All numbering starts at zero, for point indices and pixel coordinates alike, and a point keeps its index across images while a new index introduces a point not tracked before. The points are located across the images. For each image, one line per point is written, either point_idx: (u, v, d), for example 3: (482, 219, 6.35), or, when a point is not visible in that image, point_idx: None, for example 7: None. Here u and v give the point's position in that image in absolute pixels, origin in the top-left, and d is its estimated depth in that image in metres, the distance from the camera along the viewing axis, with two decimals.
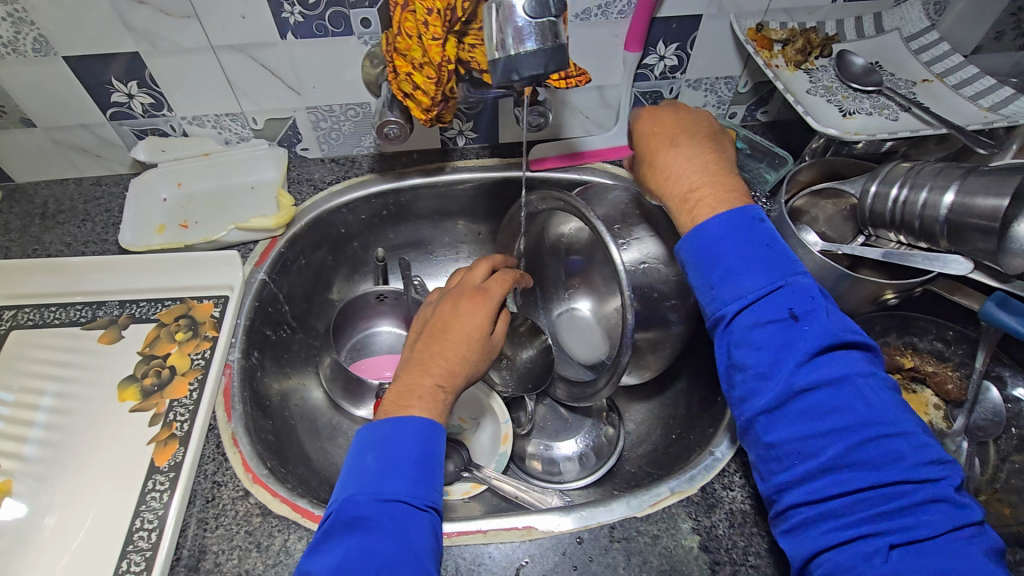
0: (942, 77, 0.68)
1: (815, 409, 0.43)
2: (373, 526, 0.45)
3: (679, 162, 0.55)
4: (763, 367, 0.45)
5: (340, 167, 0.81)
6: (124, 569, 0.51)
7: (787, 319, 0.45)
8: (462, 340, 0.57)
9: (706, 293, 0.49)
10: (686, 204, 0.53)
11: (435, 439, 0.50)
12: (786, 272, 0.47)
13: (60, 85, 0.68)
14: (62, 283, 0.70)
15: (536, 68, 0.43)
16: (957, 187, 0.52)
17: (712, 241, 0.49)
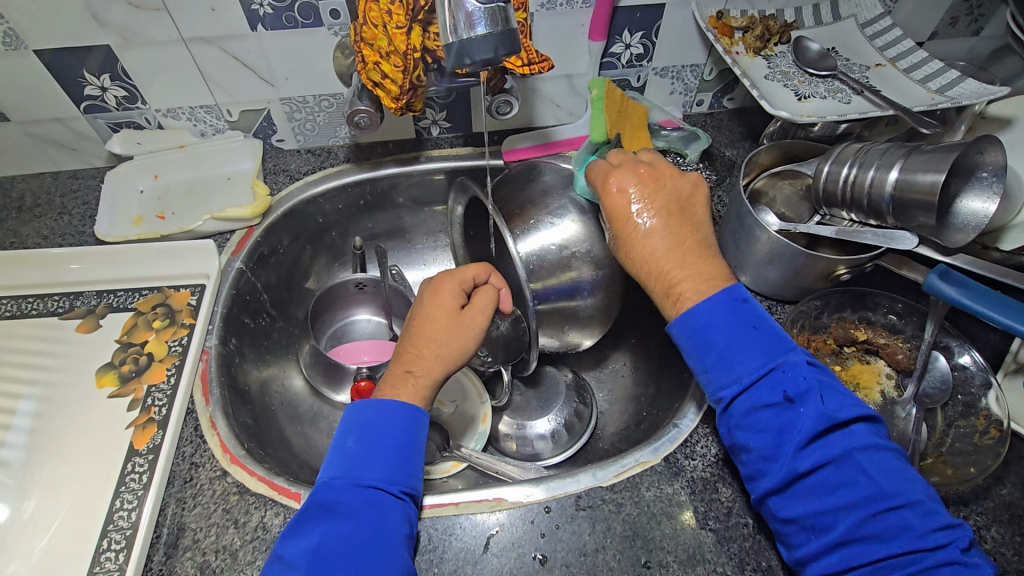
0: (894, 61, 0.70)
1: (821, 485, 0.45)
2: (348, 513, 0.47)
3: (652, 244, 0.54)
4: (767, 450, 0.46)
5: (316, 158, 0.82)
6: (105, 547, 0.52)
7: (784, 404, 0.46)
8: (447, 329, 0.59)
9: (703, 377, 0.51)
10: (667, 295, 0.53)
11: (418, 426, 0.53)
12: (778, 353, 0.48)
13: (32, 79, 0.68)
14: (39, 274, 0.71)
15: (487, 51, 0.45)
16: (901, 165, 0.55)
17: (703, 331, 0.50)
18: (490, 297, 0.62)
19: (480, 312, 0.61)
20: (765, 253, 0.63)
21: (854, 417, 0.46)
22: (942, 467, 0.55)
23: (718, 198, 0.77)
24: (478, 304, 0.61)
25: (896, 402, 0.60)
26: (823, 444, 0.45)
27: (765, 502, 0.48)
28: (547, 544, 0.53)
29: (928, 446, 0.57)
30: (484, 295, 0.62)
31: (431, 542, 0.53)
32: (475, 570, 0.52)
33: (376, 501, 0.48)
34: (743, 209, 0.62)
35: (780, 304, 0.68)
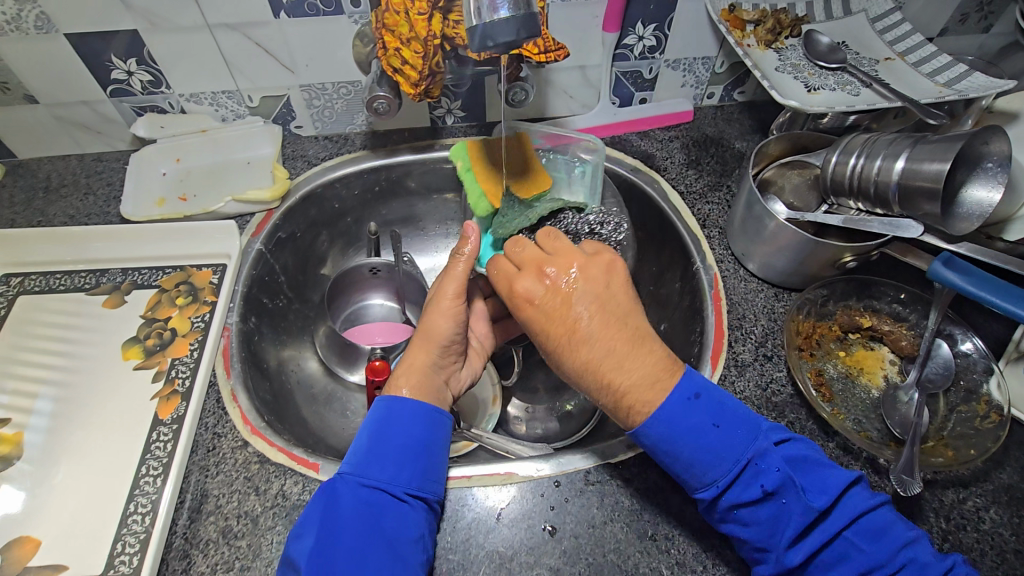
0: (903, 55, 0.71)
1: (817, 564, 0.45)
2: (350, 508, 0.49)
3: (589, 354, 0.50)
4: (761, 541, 0.46)
5: (333, 144, 0.84)
6: (132, 510, 0.54)
7: (766, 500, 0.46)
8: (428, 310, 0.63)
9: (680, 479, 0.49)
10: (618, 406, 0.49)
11: (428, 426, 0.55)
12: (746, 446, 0.47)
13: (61, 62, 0.70)
14: (66, 251, 0.73)
15: (509, 34, 0.47)
16: (907, 155, 0.57)
17: (666, 442, 0.47)
18: (461, 266, 0.64)
19: (451, 284, 0.63)
20: (772, 240, 0.64)
21: (836, 496, 0.46)
22: (943, 450, 0.57)
23: (727, 188, 0.79)
24: (449, 277, 0.63)
25: (900, 387, 0.62)
26: (810, 535, 0.45)
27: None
28: (556, 516, 0.55)
29: (930, 430, 0.58)
30: (457, 265, 0.64)
31: (444, 512, 0.55)
32: (486, 539, 0.54)
33: (380, 500, 0.50)
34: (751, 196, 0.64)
35: (787, 292, 0.69)
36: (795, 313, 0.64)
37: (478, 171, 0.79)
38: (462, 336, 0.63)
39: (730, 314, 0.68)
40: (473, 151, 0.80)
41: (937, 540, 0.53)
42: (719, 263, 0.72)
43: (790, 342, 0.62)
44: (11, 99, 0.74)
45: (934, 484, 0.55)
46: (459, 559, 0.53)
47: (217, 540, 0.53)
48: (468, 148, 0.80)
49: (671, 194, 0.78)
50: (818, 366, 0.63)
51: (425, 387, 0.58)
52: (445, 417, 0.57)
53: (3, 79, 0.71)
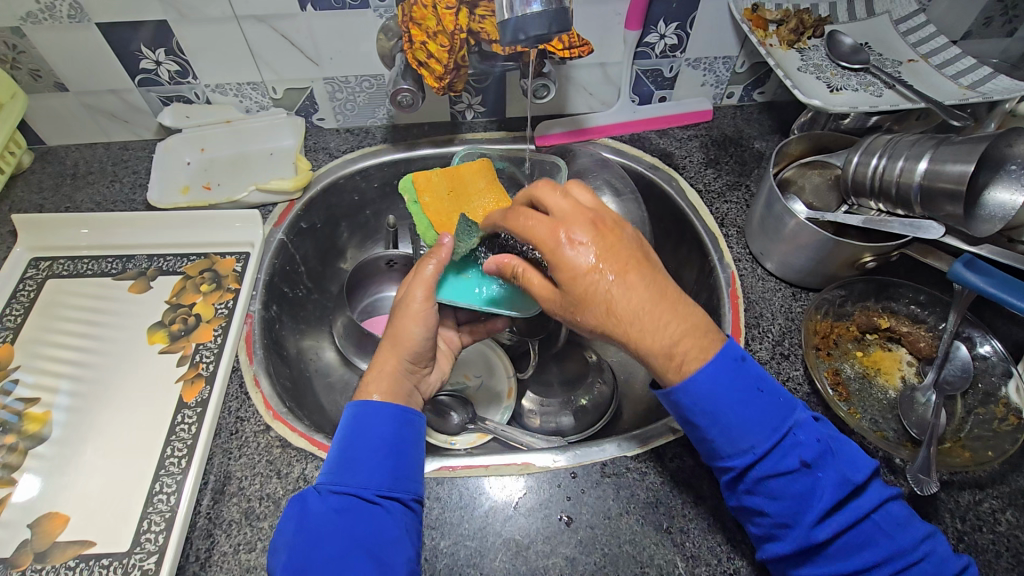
0: (926, 57, 0.71)
1: (841, 544, 0.45)
2: (321, 520, 0.46)
3: (642, 304, 0.47)
4: (786, 517, 0.45)
5: (354, 137, 0.85)
6: (158, 490, 0.55)
7: (803, 471, 0.45)
8: (397, 316, 0.60)
9: (710, 445, 0.47)
10: (670, 360, 0.47)
11: (398, 425, 0.52)
12: (787, 416, 0.47)
13: (92, 51, 0.72)
14: (93, 237, 0.74)
15: (541, 28, 0.48)
16: (930, 156, 0.57)
17: (706, 403, 0.46)
18: (430, 266, 0.60)
19: (420, 286, 0.60)
20: (791, 240, 0.65)
21: (869, 475, 0.46)
22: (960, 451, 0.57)
23: (746, 188, 0.79)
24: (417, 279, 0.60)
25: (917, 388, 0.62)
26: (840, 512, 0.45)
27: (771, 560, 0.48)
28: (572, 507, 0.55)
29: (947, 431, 0.59)
30: (425, 267, 0.60)
31: (463, 499, 0.56)
32: (504, 526, 0.54)
33: (351, 505, 0.47)
34: (772, 195, 0.64)
35: (805, 291, 0.69)
36: (813, 313, 0.64)
37: (427, 201, 0.70)
38: (432, 341, 0.60)
39: (747, 313, 0.68)
40: (421, 180, 0.70)
41: (952, 540, 0.53)
42: (736, 262, 0.72)
43: (808, 341, 0.63)
44: (41, 87, 0.75)
45: (950, 485, 0.55)
46: (476, 546, 0.53)
47: (240, 520, 0.54)
48: (415, 178, 0.70)
49: (689, 192, 0.79)
50: (835, 365, 0.64)
51: (397, 392, 0.56)
52: (416, 416, 0.55)
53: (35, 67, 0.73)
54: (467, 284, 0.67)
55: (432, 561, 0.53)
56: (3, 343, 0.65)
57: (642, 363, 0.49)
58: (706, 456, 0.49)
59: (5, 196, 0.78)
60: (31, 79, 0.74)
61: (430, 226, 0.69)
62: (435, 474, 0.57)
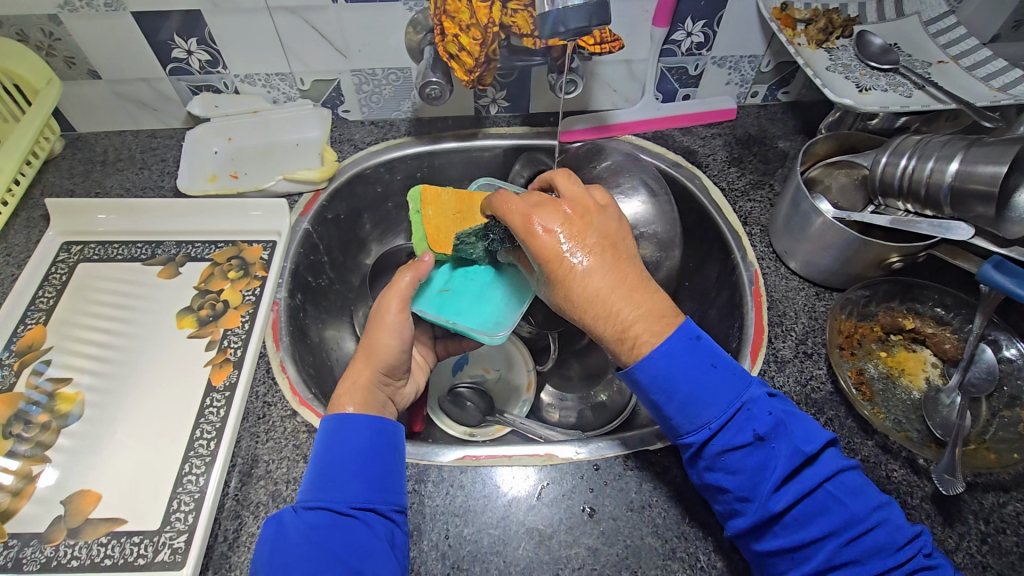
0: (956, 59, 0.71)
1: (800, 516, 0.45)
2: (296, 537, 0.46)
3: (597, 284, 0.50)
4: (744, 489, 0.46)
5: (379, 130, 0.86)
6: (187, 471, 0.56)
7: (755, 443, 0.46)
8: (372, 329, 0.60)
9: (666, 421, 0.49)
10: (621, 342, 0.49)
11: (371, 435, 0.52)
12: (739, 391, 0.48)
13: (125, 39, 0.73)
14: (124, 222, 0.75)
15: (579, 21, 0.53)
16: (962, 157, 0.57)
17: (662, 379, 0.47)
18: (406, 280, 0.62)
19: (393, 300, 0.60)
20: (817, 239, 0.65)
21: (822, 446, 0.47)
22: (985, 453, 0.57)
23: (770, 187, 0.79)
24: (391, 293, 0.61)
25: (942, 389, 0.61)
26: (792, 483, 0.45)
27: (737, 536, 0.48)
28: (595, 498, 0.56)
29: (972, 433, 0.58)
30: (399, 281, 0.62)
31: (486, 487, 0.56)
32: (527, 515, 0.55)
33: (327, 519, 0.47)
34: (800, 194, 0.64)
35: (829, 291, 0.69)
36: (837, 312, 0.64)
37: (429, 213, 0.67)
38: (407, 353, 0.61)
39: (770, 311, 0.68)
40: (430, 193, 0.68)
41: (975, 541, 0.53)
42: (759, 261, 0.72)
43: (832, 340, 0.63)
44: (75, 75, 0.77)
45: (974, 487, 0.55)
46: (499, 534, 0.54)
47: (267, 503, 0.55)
48: (425, 189, 0.68)
49: (713, 190, 0.79)
50: (859, 365, 0.64)
51: (370, 403, 0.56)
52: (393, 425, 0.54)
53: (69, 54, 0.74)
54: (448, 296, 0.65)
55: (456, 548, 0.53)
56: (36, 325, 0.66)
57: (600, 343, 0.51)
58: (666, 434, 0.50)
59: (36, 181, 0.79)
60: (66, 66, 0.75)
61: (425, 237, 0.66)
62: (459, 463, 0.58)
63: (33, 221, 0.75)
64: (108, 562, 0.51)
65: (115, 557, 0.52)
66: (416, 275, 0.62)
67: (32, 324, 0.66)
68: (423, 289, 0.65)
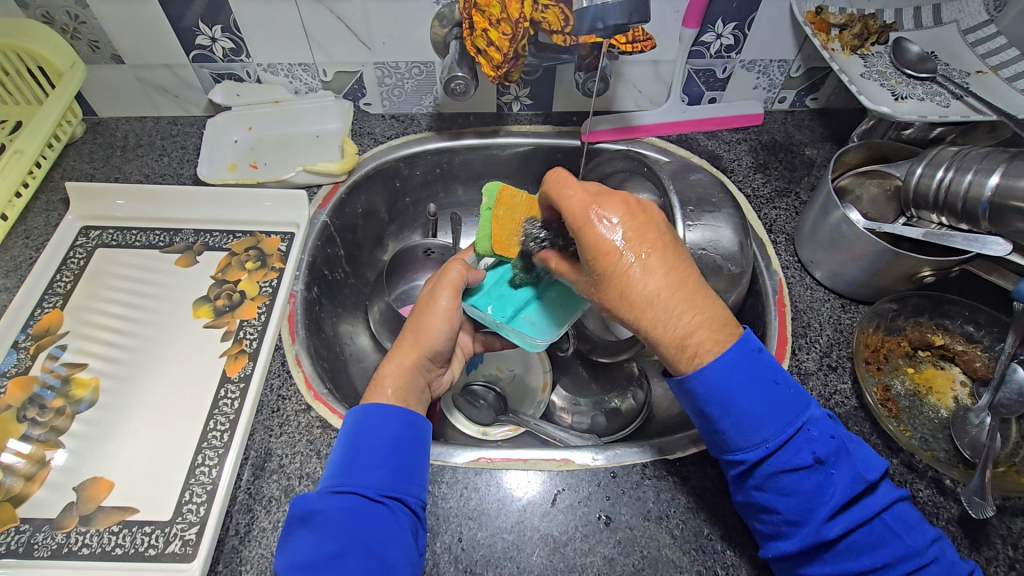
0: (995, 70, 0.69)
1: (853, 545, 0.44)
2: (323, 521, 0.45)
3: (659, 288, 0.46)
4: (796, 514, 0.45)
5: (399, 124, 0.84)
6: (200, 462, 0.56)
7: (815, 466, 0.45)
8: (421, 314, 0.61)
9: (719, 437, 0.47)
10: (682, 350, 0.46)
11: (396, 422, 0.51)
12: (800, 411, 0.46)
13: (150, 24, 0.72)
14: (143, 209, 0.75)
15: (620, 17, 0.54)
16: (1003, 170, 0.55)
17: (722, 391, 0.45)
18: (459, 271, 0.62)
19: (446, 288, 0.61)
20: (847, 250, 0.63)
21: (879, 472, 0.46)
22: (1016, 476, 0.55)
23: (796, 195, 0.77)
24: (445, 281, 0.61)
25: (971, 409, 0.60)
26: (848, 511, 0.44)
27: (778, 559, 0.47)
28: (611, 506, 0.55)
29: (1001, 455, 0.57)
30: (452, 270, 0.62)
31: (500, 491, 0.55)
32: (542, 522, 0.54)
33: (354, 504, 0.46)
34: (831, 203, 0.63)
35: (855, 304, 0.68)
36: (865, 326, 0.63)
37: (499, 214, 0.61)
38: (451, 342, 0.61)
39: (795, 322, 0.67)
40: (507, 192, 0.61)
41: (1003, 567, 0.51)
42: (784, 270, 0.71)
43: (858, 353, 0.62)
44: (98, 59, 0.76)
45: (1003, 510, 0.54)
46: (513, 539, 0.53)
47: (279, 498, 0.54)
48: (504, 188, 0.61)
49: (737, 195, 0.77)
50: (885, 380, 0.62)
51: (410, 388, 0.56)
52: (421, 420, 0.53)
53: (94, 38, 0.74)
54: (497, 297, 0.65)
55: (468, 552, 0.52)
56: (52, 309, 0.66)
57: (654, 351, 0.48)
58: (714, 447, 0.48)
59: (56, 164, 0.78)
60: (90, 50, 0.75)
61: (489, 237, 0.61)
62: (472, 465, 0.57)
63: (52, 205, 0.75)
64: (120, 551, 0.51)
65: (126, 546, 0.51)
66: (466, 270, 0.62)
67: (49, 308, 0.66)
68: (478, 287, 0.65)
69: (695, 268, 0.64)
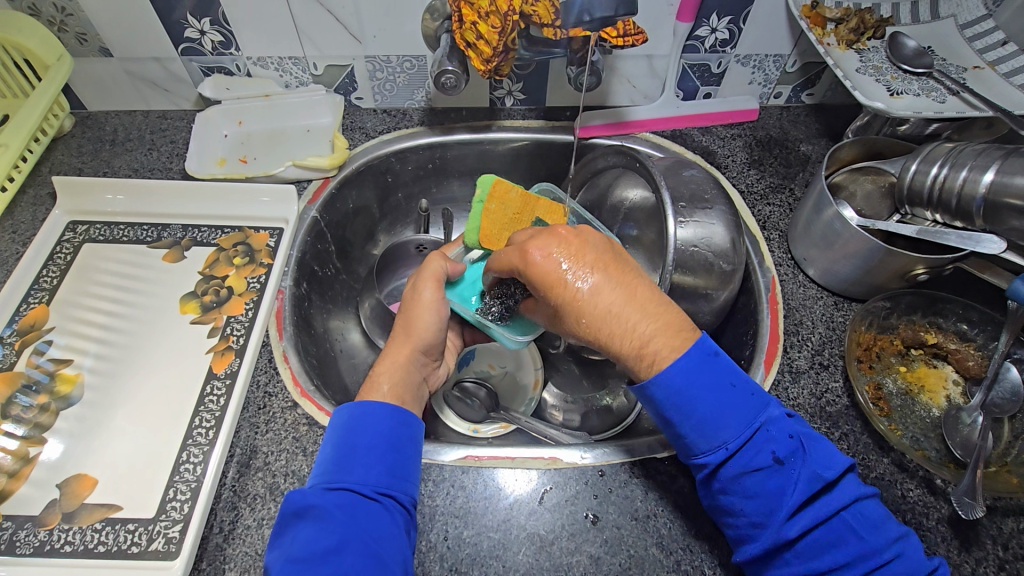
0: (993, 65, 0.68)
1: (815, 545, 0.43)
2: (319, 515, 0.45)
3: (606, 306, 0.48)
4: (759, 515, 0.44)
5: (391, 118, 0.84)
6: (185, 459, 0.55)
7: (774, 466, 0.44)
8: (406, 308, 0.61)
9: (679, 440, 0.47)
10: (642, 359, 0.47)
11: (394, 423, 0.51)
12: (757, 411, 0.46)
13: (137, 17, 0.71)
14: (130, 203, 0.74)
15: (606, 10, 0.53)
16: (998, 167, 0.55)
17: (679, 396, 0.45)
18: (439, 264, 0.62)
19: (427, 281, 0.61)
20: (840, 248, 0.62)
21: (843, 471, 0.46)
22: (1006, 476, 0.54)
23: (790, 191, 0.76)
24: (426, 274, 0.61)
25: (963, 408, 0.59)
26: (807, 511, 0.44)
27: (747, 561, 0.46)
28: (599, 505, 0.54)
29: (992, 455, 0.56)
30: (431, 264, 0.62)
31: (488, 489, 0.55)
32: (528, 520, 0.53)
33: (351, 500, 0.46)
34: (824, 199, 0.62)
35: (848, 301, 0.67)
36: (857, 324, 0.62)
37: (491, 208, 0.64)
38: (442, 334, 0.61)
39: (787, 320, 0.66)
40: (501, 187, 0.64)
41: (992, 567, 0.51)
42: (777, 267, 0.70)
43: (851, 352, 0.61)
44: (87, 52, 0.75)
45: (993, 510, 0.53)
46: (500, 538, 0.52)
47: (265, 495, 0.54)
48: (497, 182, 0.64)
49: (731, 192, 0.77)
50: (877, 379, 0.62)
51: (407, 384, 0.56)
52: (415, 419, 0.53)
53: (81, 31, 0.73)
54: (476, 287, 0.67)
55: (454, 550, 0.52)
56: (38, 305, 0.66)
57: (620, 364, 0.49)
58: (679, 452, 0.48)
59: (45, 158, 0.78)
60: (77, 43, 0.74)
61: (477, 230, 0.65)
62: (461, 463, 0.56)
63: (40, 199, 0.74)
64: (102, 549, 0.51)
65: (109, 544, 0.51)
66: (446, 264, 0.63)
67: (35, 303, 0.66)
68: (459, 279, 0.66)
69: (686, 265, 0.63)
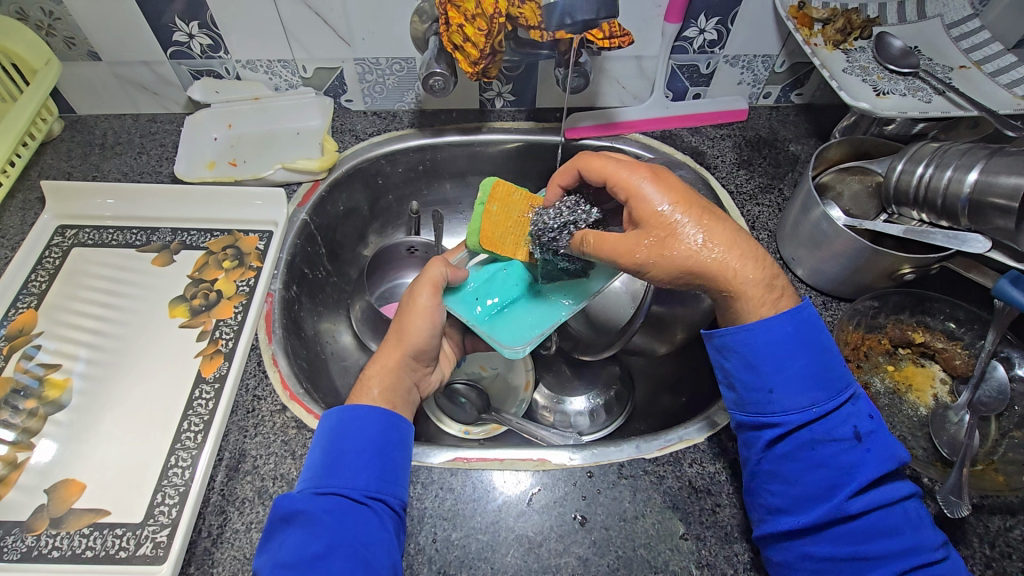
0: (979, 64, 0.68)
1: (868, 529, 0.45)
2: (309, 519, 0.45)
3: (734, 241, 0.52)
4: (822, 485, 0.47)
5: (382, 120, 0.84)
6: (173, 463, 0.55)
7: (854, 439, 0.47)
8: (402, 313, 0.61)
9: (763, 394, 0.49)
10: (771, 290, 0.51)
11: (385, 427, 0.51)
12: (850, 386, 0.49)
13: (125, 20, 0.71)
14: (119, 207, 0.74)
15: (588, 13, 0.53)
16: (982, 167, 0.55)
17: (774, 350, 0.49)
18: (440, 270, 0.61)
19: (425, 287, 0.60)
20: (828, 247, 0.63)
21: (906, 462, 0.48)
22: (993, 474, 0.55)
23: (779, 191, 0.77)
24: (423, 279, 0.61)
25: (950, 407, 0.60)
26: (870, 493, 0.46)
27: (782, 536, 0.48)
28: (587, 506, 0.54)
29: (979, 453, 0.56)
30: (431, 269, 0.61)
31: (476, 491, 0.55)
32: (517, 522, 0.53)
33: (340, 505, 0.46)
34: (811, 198, 0.62)
35: (836, 300, 0.67)
36: (845, 323, 0.63)
37: (492, 210, 0.62)
38: (435, 340, 0.61)
39: None
40: (502, 189, 0.63)
41: (980, 565, 0.51)
42: None
43: None
44: (75, 56, 0.75)
45: (980, 509, 0.53)
46: (488, 540, 0.53)
47: (253, 499, 0.54)
48: (498, 184, 0.62)
49: (720, 192, 0.77)
50: (865, 378, 0.62)
51: (396, 389, 0.56)
52: (405, 423, 0.53)
53: (69, 35, 0.73)
54: (477, 292, 0.65)
55: (443, 552, 0.52)
56: (26, 310, 0.65)
57: (742, 302, 0.51)
58: (751, 409, 0.50)
59: (34, 162, 0.78)
60: (66, 47, 0.74)
61: (478, 232, 0.62)
62: (449, 465, 0.56)
63: (29, 204, 0.74)
64: (90, 554, 0.51)
65: (96, 549, 0.51)
66: (448, 269, 0.62)
67: (23, 308, 0.66)
68: (460, 285, 0.64)
69: None
